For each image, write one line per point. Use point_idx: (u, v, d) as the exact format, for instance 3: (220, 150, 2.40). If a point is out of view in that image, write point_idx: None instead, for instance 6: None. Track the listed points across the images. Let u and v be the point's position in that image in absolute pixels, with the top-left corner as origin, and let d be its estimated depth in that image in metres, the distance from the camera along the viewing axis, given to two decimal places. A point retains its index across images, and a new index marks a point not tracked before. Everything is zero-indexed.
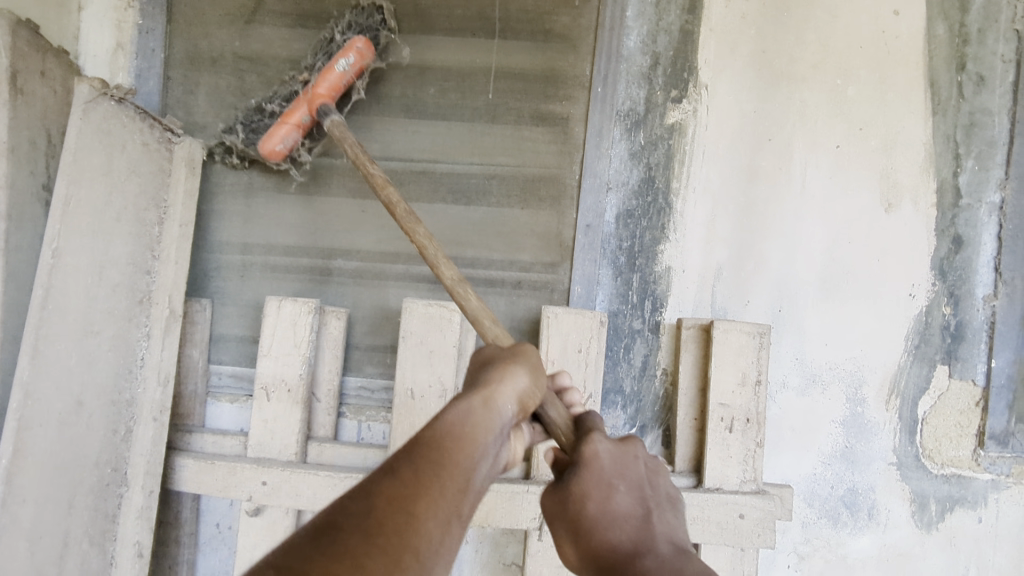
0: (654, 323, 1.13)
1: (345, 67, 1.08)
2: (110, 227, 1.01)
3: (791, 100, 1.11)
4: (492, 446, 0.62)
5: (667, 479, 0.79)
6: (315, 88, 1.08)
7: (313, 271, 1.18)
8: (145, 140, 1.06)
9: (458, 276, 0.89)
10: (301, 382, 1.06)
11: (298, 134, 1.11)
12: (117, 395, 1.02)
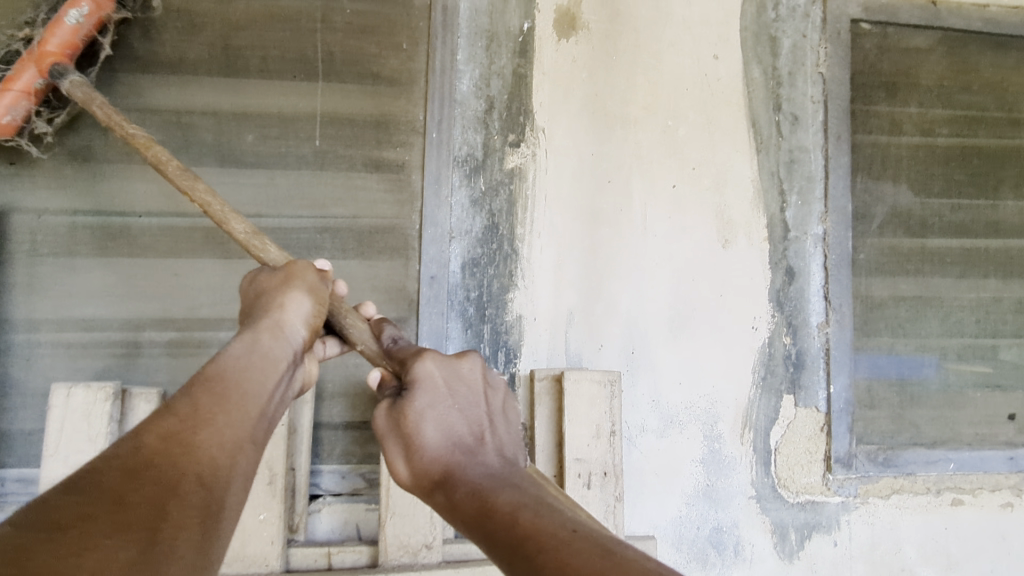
0: (509, 376, 1.07)
1: (77, 21, 0.92)
2: None
3: (626, 142, 1.11)
4: (282, 375, 0.63)
5: (506, 394, 0.71)
6: (42, 44, 0.90)
7: (119, 347, 1.02)
8: None
9: (250, 230, 0.78)
10: None
11: (27, 104, 0.92)
12: None
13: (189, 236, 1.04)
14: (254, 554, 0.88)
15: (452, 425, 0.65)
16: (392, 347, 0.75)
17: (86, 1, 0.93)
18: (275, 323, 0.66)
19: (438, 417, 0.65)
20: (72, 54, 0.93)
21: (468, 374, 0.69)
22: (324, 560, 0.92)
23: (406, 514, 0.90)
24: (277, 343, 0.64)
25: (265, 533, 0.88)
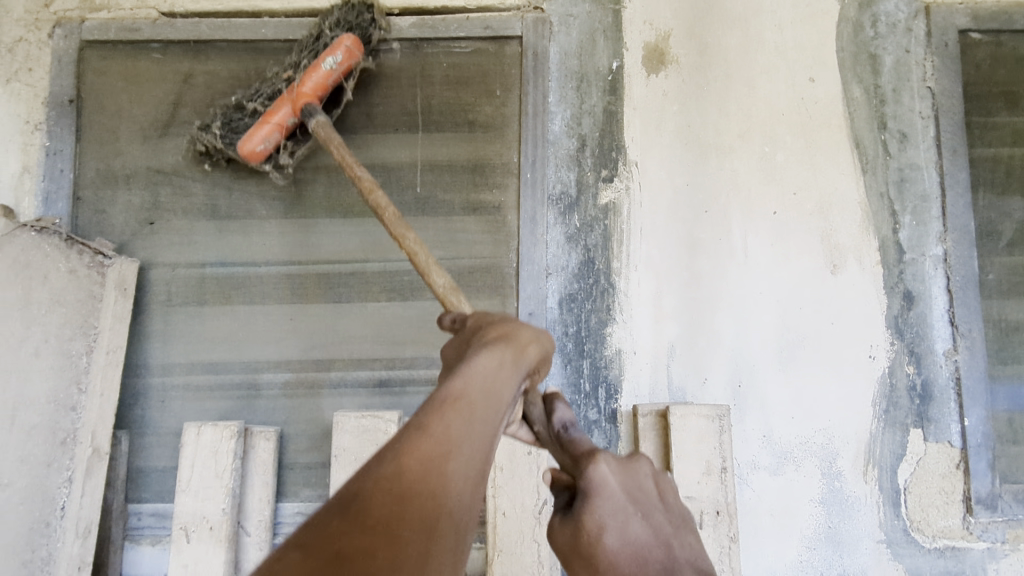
0: (611, 411, 1.06)
1: (333, 66, 1.04)
2: (28, 364, 0.95)
3: (722, 171, 1.10)
4: (507, 417, 0.51)
5: (677, 497, 0.62)
6: (300, 86, 1.03)
7: (241, 388, 1.09)
8: (72, 267, 1.00)
9: (449, 285, 0.79)
10: (225, 518, 0.95)
11: (277, 135, 1.06)
12: (30, 554, 0.90)
13: (303, 283, 1.11)
14: None
15: (636, 533, 0.56)
16: (568, 432, 0.66)
17: (342, 48, 1.04)
18: (509, 337, 0.58)
19: (619, 526, 0.56)
20: (321, 95, 1.05)
21: (643, 476, 0.60)
22: None
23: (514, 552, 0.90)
24: (512, 383, 0.53)
25: None
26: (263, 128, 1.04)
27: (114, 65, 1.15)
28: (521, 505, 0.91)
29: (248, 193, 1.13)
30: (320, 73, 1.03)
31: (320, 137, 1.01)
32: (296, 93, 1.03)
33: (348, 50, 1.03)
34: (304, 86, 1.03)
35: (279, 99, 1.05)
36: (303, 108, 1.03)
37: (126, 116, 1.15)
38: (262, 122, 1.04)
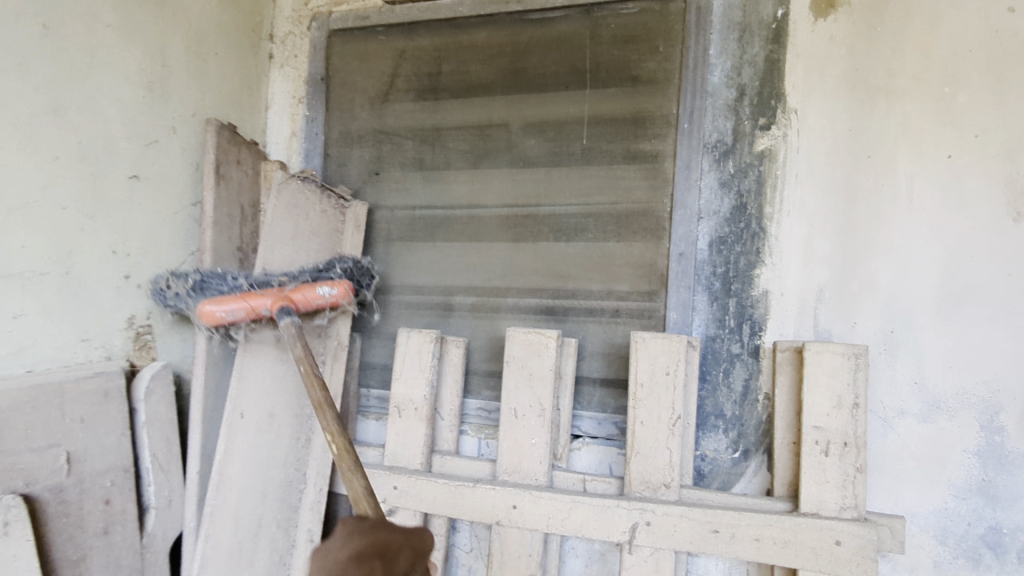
0: (754, 347, 1.13)
1: (326, 294, 1.19)
2: (296, 276, 1.27)
3: (891, 115, 1.08)
4: None
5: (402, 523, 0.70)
6: (293, 292, 1.17)
7: (440, 307, 1.36)
8: (324, 208, 1.35)
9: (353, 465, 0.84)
10: (426, 401, 1.23)
11: (243, 314, 1.13)
12: (299, 408, 1.22)
13: (488, 223, 1.33)
14: (528, 470, 1.12)
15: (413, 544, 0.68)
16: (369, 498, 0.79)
17: (340, 286, 1.21)
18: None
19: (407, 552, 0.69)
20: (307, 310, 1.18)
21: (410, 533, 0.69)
22: (580, 484, 1.11)
23: (649, 455, 1.05)
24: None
25: (536, 454, 1.12)
26: (233, 302, 1.11)
27: (352, 48, 1.45)
28: (657, 417, 1.05)
29: (447, 147, 1.37)
30: (313, 293, 1.18)
31: (293, 337, 1.08)
32: (287, 296, 1.16)
33: (344, 290, 1.20)
34: (296, 294, 1.17)
35: (263, 291, 1.15)
36: (283, 305, 1.13)
37: (360, 88, 1.45)
38: (241, 298, 1.12)
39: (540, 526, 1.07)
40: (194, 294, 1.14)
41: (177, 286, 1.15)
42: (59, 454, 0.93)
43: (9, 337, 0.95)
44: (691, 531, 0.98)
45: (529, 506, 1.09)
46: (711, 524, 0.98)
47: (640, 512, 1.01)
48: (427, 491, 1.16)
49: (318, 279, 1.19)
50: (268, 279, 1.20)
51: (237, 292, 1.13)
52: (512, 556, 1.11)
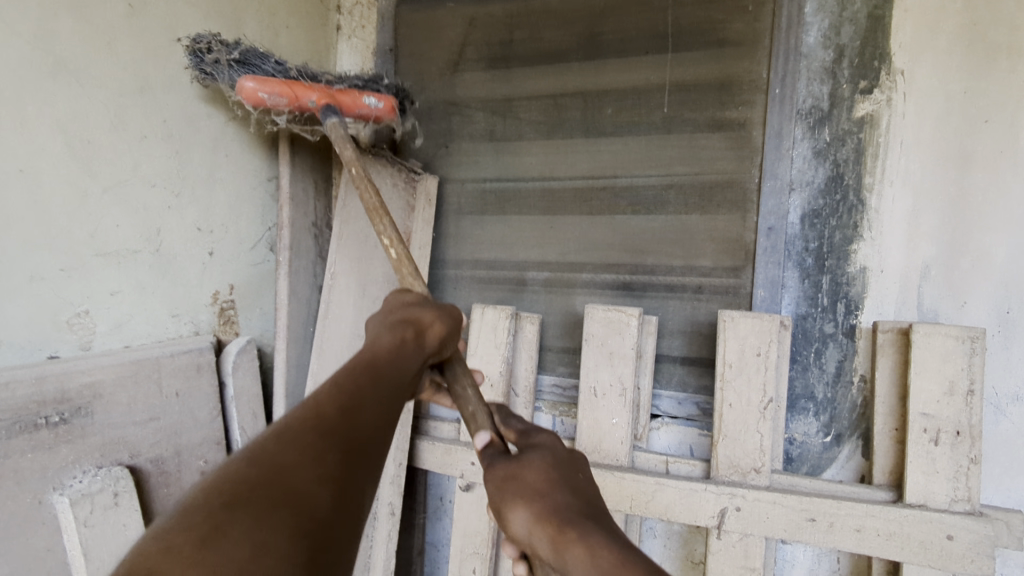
0: (849, 327, 1.07)
1: (372, 104, 1.15)
2: (371, 252, 1.28)
3: (1014, 74, 0.98)
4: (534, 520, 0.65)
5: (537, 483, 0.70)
6: (338, 94, 1.12)
7: (513, 283, 1.34)
8: (395, 182, 1.34)
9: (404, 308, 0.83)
10: (502, 378, 1.21)
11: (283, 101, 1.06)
12: None
13: (562, 197, 1.30)
14: (609, 450, 1.10)
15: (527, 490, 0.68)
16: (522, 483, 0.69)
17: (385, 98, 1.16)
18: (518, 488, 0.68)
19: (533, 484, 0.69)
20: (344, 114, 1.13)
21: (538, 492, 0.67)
22: (663, 466, 1.09)
23: (737, 439, 1.01)
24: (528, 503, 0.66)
25: (616, 434, 1.10)
26: (279, 83, 1.05)
27: (420, 18, 1.42)
28: (747, 400, 1.01)
29: (519, 118, 1.33)
30: (358, 99, 1.13)
31: (339, 132, 1.05)
32: (336, 95, 1.11)
33: (389, 105, 1.17)
34: (342, 96, 1.12)
35: (310, 83, 1.09)
36: (329, 103, 1.09)
37: (428, 59, 1.42)
38: (288, 86, 1.06)
39: (622, 508, 1.06)
40: (235, 66, 1.06)
41: (220, 53, 1.05)
42: (159, 428, 0.96)
43: (107, 315, 0.98)
44: (785, 518, 0.95)
45: (611, 487, 1.07)
46: (807, 512, 0.94)
47: (729, 497, 0.98)
48: None
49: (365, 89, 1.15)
50: (315, 72, 1.14)
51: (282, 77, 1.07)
52: None
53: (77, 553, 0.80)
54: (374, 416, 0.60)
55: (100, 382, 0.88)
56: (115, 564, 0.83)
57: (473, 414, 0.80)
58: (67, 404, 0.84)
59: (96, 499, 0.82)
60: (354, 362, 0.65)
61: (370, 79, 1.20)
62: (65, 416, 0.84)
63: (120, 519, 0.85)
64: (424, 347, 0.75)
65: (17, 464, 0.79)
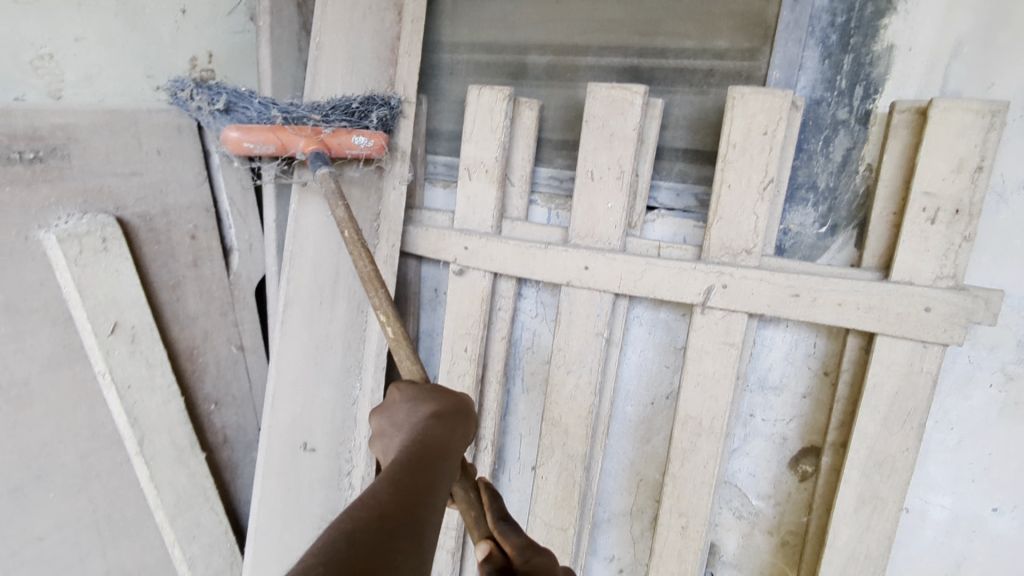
0: (863, 113, 1.02)
1: (368, 149, 1.03)
2: (359, 22, 1.17)
3: None
4: None
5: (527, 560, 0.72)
6: (329, 135, 1.00)
7: (512, 68, 1.26)
8: None
9: (397, 334, 0.91)
10: (497, 164, 1.17)
11: (269, 148, 0.96)
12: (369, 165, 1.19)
13: None
14: (601, 234, 1.09)
15: None
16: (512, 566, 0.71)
17: (378, 140, 1.03)
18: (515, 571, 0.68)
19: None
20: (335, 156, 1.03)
21: None
22: (654, 251, 1.08)
23: (732, 221, 1.00)
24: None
25: (611, 218, 1.08)
26: (264, 134, 0.94)
27: None
28: (747, 182, 0.98)
29: None
30: (347, 143, 1.02)
31: (327, 189, 0.97)
32: (323, 140, 1.00)
33: (379, 142, 1.04)
34: (332, 139, 1.01)
35: (298, 131, 0.98)
36: (317, 151, 0.99)
37: None
38: (275, 136, 0.97)
39: (610, 287, 1.08)
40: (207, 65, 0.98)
41: (200, 104, 0.97)
42: (143, 184, 0.95)
43: (74, 63, 0.93)
44: (769, 294, 0.97)
45: (601, 268, 1.08)
46: (791, 288, 0.95)
47: (717, 276, 1.00)
48: (500, 252, 1.16)
49: (358, 121, 1.03)
50: (300, 107, 1.01)
51: (267, 125, 0.96)
52: (580, 316, 1.13)
53: (71, 286, 0.87)
54: (395, 546, 0.59)
55: (74, 125, 0.86)
56: (111, 306, 0.90)
57: (473, 518, 0.80)
58: (41, 142, 0.84)
59: (83, 241, 0.87)
60: (372, 497, 0.64)
61: (367, 102, 1.05)
62: (40, 155, 0.84)
63: (111, 264, 0.90)
64: (443, 463, 0.74)
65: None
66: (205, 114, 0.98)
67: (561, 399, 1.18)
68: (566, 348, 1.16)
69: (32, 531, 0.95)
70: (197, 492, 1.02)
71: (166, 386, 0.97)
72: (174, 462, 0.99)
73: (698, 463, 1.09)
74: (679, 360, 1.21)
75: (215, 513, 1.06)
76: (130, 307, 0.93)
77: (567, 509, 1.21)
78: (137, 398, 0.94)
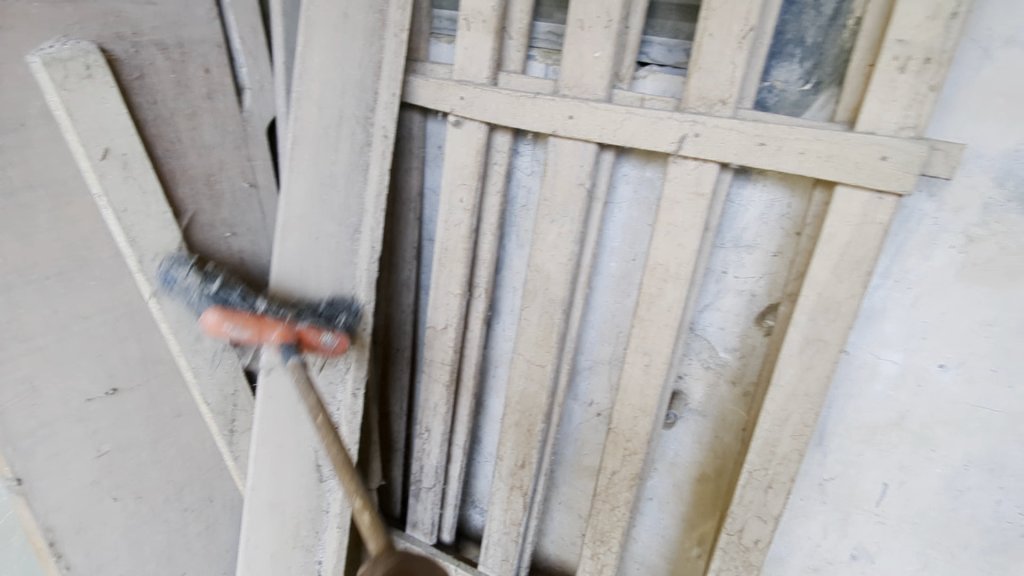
0: None
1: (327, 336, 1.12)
2: None
3: None
4: None
5: None
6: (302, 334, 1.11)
7: None
8: None
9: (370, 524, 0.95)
10: (494, 14, 1.20)
11: (244, 333, 1.03)
12: None
13: None
14: (588, 85, 1.13)
15: None
16: None
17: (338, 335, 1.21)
18: None
19: None
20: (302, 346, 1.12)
21: None
22: (637, 104, 1.12)
23: (710, 72, 1.03)
24: None
25: (597, 69, 1.12)
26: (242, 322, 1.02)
27: None
28: (728, 30, 1.00)
29: None
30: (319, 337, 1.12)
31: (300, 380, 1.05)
32: (296, 334, 1.09)
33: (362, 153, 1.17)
34: (306, 335, 1.12)
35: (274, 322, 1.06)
36: (287, 344, 1.07)
37: None
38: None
39: (592, 137, 1.13)
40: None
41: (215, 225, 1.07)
42: (158, 13, 1.03)
43: None
44: (737, 143, 1.01)
45: (585, 118, 1.13)
46: (759, 137, 0.99)
47: (690, 125, 1.04)
48: (493, 104, 1.22)
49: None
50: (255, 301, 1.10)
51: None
52: (565, 167, 1.20)
53: (64, 112, 0.93)
54: None
55: None
56: (101, 132, 0.96)
57: None
58: None
59: (70, 66, 0.92)
60: None
61: (335, 311, 1.23)
62: None
63: (96, 91, 0.95)
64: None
65: (24, 7, 0.91)
66: (190, 294, 1.05)
67: (545, 247, 1.27)
68: (551, 198, 1.23)
69: (79, 310, 1.18)
70: (195, 313, 1.12)
71: (159, 213, 1.05)
72: (174, 285, 1.09)
73: (664, 306, 1.17)
74: (648, 223, 1.30)
75: (216, 333, 1.19)
76: (120, 135, 0.99)
77: (547, 348, 1.34)
78: (133, 221, 1.02)
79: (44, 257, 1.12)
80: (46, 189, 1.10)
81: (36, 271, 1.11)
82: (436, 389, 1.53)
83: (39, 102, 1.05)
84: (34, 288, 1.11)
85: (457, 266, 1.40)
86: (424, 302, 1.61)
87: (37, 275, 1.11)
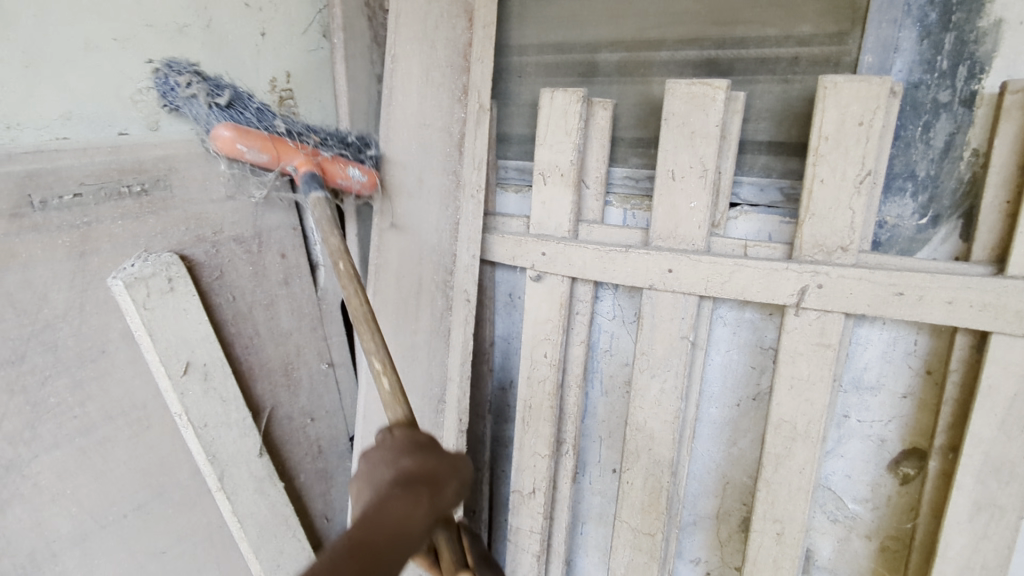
0: (968, 94, 0.94)
1: None
2: (432, 34, 1.14)
3: None
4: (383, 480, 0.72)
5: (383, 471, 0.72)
6: None
7: (582, 67, 1.22)
8: None
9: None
10: (573, 167, 1.15)
11: None
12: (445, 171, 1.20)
13: None
14: (685, 235, 1.07)
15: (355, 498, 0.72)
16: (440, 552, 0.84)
17: None
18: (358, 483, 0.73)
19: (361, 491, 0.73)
20: None
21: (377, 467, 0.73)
22: (741, 251, 1.05)
23: (825, 218, 0.96)
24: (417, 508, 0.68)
25: (694, 219, 1.05)
26: None
27: None
28: (841, 175, 0.93)
29: None
30: None
31: None
32: None
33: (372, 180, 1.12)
34: None
35: None
36: None
37: None
38: (272, 145, 0.96)
39: (696, 290, 1.05)
40: (213, 110, 0.94)
41: (198, 92, 0.93)
42: (236, 207, 1.02)
43: None
44: (870, 293, 0.93)
45: (686, 271, 1.06)
46: (895, 286, 0.91)
47: (811, 275, 0.96)
48: (580, 257, 1.15)
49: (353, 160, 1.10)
50: None
51: (267, 134, 0.98)
52: (664, 319, 1.11)
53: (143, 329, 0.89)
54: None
55: (172, 156, 0.94)
56: (182, 345, 0.93)
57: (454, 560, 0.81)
58: (146, 175, 0.91)
59: (150, 283, 0.89)
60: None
61: None
62: (145, 187, 0.91)
63: (178, 303, 0.92)
64: (415, 546, 0.65)
65: (109, 229, 0.89)
66: None
67: (646, 404, 1.16)
68: (649, 352, 1.13)
69: (156, 545, 1.01)
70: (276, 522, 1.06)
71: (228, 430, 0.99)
72: (254, 494, 1.03)
73: (794, 468, 1.05)
74: (771, 360, 1.17)
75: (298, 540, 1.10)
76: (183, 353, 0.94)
77: (655, 513, 1.20)
78: (215, 435, 0.98)
79: (120, 495, 0.97)
80: (125, 418, 0.96)
81: (113, 512, 0.96)
82: (525, 558, 1.38)
83: (122, 325, 0.93)
84: (111, 533, 0.96)
85: (544, 424, 1.29)
86: (504, 457, 1.48)
87: (114, 515, 0.96)
